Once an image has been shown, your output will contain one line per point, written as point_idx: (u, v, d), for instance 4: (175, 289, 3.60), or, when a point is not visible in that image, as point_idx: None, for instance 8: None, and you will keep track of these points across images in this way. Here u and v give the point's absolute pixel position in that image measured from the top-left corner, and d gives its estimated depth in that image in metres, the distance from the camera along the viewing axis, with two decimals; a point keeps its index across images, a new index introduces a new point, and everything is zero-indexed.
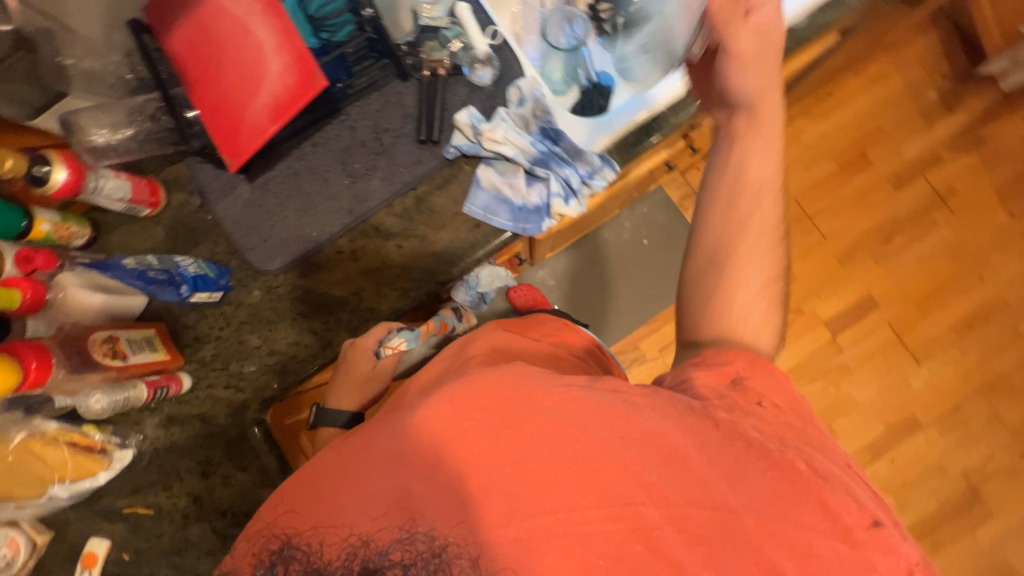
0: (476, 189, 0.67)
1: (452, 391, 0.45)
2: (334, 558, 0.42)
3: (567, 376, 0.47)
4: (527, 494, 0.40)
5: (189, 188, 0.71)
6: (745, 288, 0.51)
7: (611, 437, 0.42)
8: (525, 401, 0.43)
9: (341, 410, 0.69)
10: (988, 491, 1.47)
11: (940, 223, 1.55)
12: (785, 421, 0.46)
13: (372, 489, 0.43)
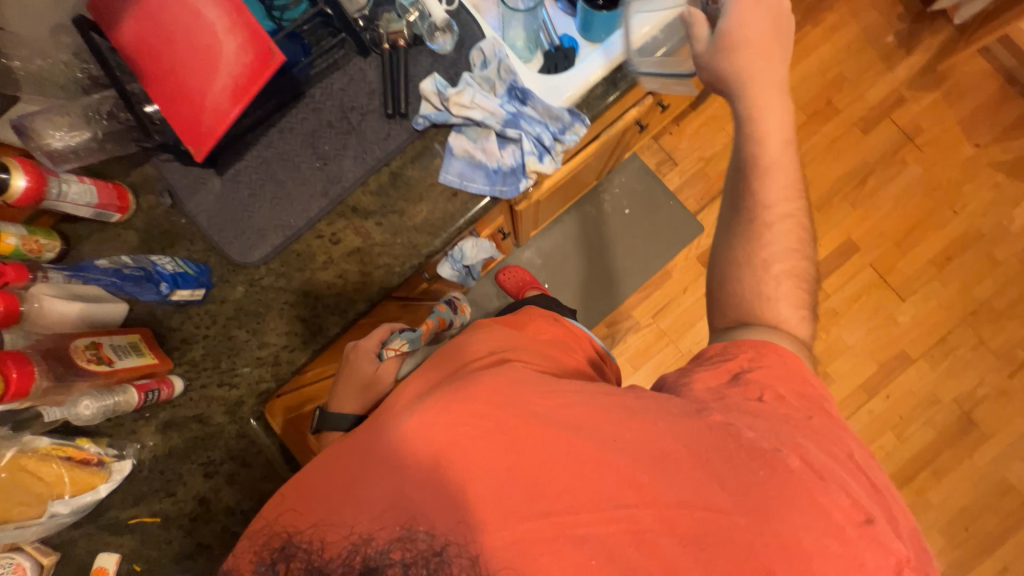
0: (449, 158, 0.67)
1: (446, 398, 0.47)
2: (335, 554, 0.46)
3: (560, 381, 0.49)
4: (522, 499, 0.43)
5: (158, 189, 0.70)
6: (765, 287, 0.55)
7: (605, 440, 0.44)
8: (515, 412, 0.46)
9: (343, 414, 0.67)
10: (981, 415, 1.52)
11: (909, 162, 1.58)
12: (784, 413, 0.47)
13: (372, 495, 0.46)
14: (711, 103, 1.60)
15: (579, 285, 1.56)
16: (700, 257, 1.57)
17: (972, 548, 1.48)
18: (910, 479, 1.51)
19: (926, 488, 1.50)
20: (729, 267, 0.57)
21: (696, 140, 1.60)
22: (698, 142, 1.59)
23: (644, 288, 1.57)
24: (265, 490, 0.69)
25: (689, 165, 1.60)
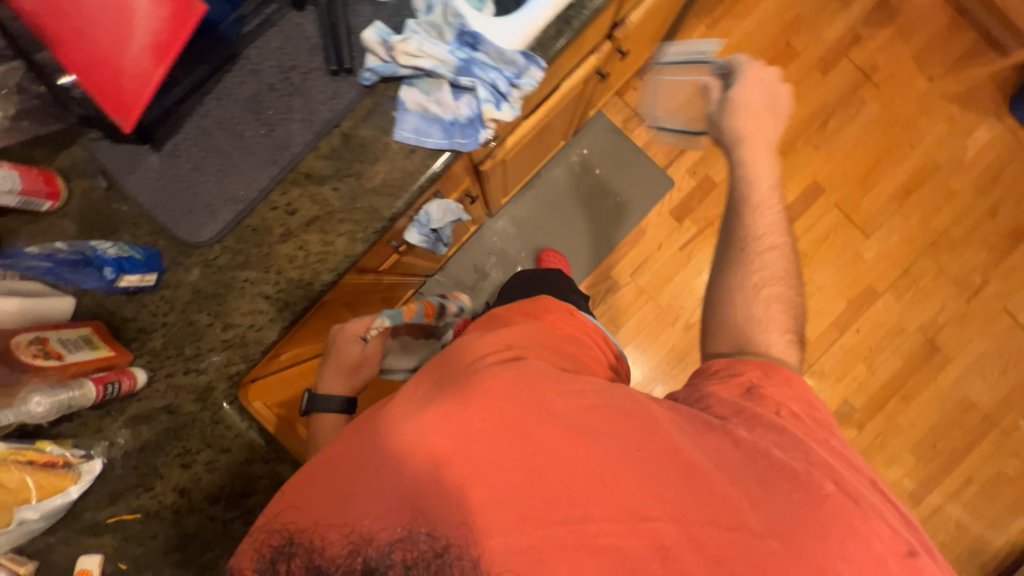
0: (403, 113, 0.64)
1: (462, 396, 0.48)
2: (336, 554, 0.45)
3: (578, 381, 0.51)
4: (536, 502, 0.44)
5: (90, 171, 0.65)
6: (757, 310, 0.62)
7: (620, 446, 0.46)
8: (532, 411, 0.47)
9: (330, 396, 0.72)
10: (943, 339, 1.60)
11: (868, 100, 1.61)
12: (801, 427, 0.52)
13: (377, 495, 0.46)
14: None
15: (555, 248, 1.56)
16: (673, 212, 1.58)
17: (939, 463, 1.58)
18: (880, 406, 1.59)
19: (896, 412, 1.59)
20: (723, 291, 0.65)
21: None
22: None
23: (620, 247, 1.57)
24: (247, 473, 0.66)
25: None
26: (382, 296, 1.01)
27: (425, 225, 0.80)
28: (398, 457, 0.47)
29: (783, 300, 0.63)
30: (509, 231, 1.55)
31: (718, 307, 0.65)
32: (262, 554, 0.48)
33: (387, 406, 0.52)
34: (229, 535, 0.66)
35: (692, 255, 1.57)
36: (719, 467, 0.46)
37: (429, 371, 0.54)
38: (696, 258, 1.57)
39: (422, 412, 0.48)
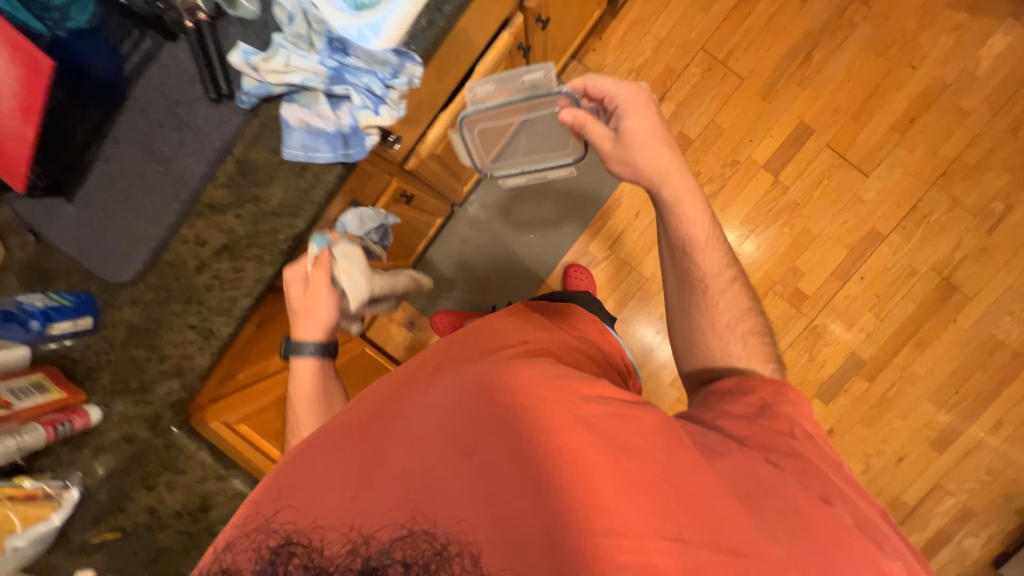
0: (288, 130, 0.63)
1: (487, 388, 0.50)
2: (336, 553, 0.40)
3: (602, 381, 0.51)
4: (558, 510, 0.43)
5: (21, 227, 0.69)
6: (732, 347, 0.66)
7: (647, 449, 0.45)
8: (551, 407, 0.47)
9: (302, 343, 0.72)
10: (962, 277, 1.46)
11: (858, 22, 1.44)
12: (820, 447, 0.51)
13: (394, 483, 0.46)
14: (631, 6, 1.48)
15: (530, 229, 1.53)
16: None
17: (963, 409, 1.48)
18: (894, 355, 1.49)
19: (911, 360, 1.49)
20: (696, 327, 0.69)
21: (623, 51, 1.49)
22: (624, 52, 1.49)
23: (596, 219, 1.52)
24: (203, 491, 0.73)
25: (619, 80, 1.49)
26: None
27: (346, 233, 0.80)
28: (427, 438, 0.49)
29: (752, 328, 0.67)
30: (480, 218, 1.53)
31: (692, 338, 0.69)
32: (254, 548, 0.44)
33: (418, 398, 0.55)
34: (197, 544, 0.74)
35: None
36: (664, 464, 0.45)
37: (444, 356, 0.60)
38: None
39: (455, 398, 0.51)
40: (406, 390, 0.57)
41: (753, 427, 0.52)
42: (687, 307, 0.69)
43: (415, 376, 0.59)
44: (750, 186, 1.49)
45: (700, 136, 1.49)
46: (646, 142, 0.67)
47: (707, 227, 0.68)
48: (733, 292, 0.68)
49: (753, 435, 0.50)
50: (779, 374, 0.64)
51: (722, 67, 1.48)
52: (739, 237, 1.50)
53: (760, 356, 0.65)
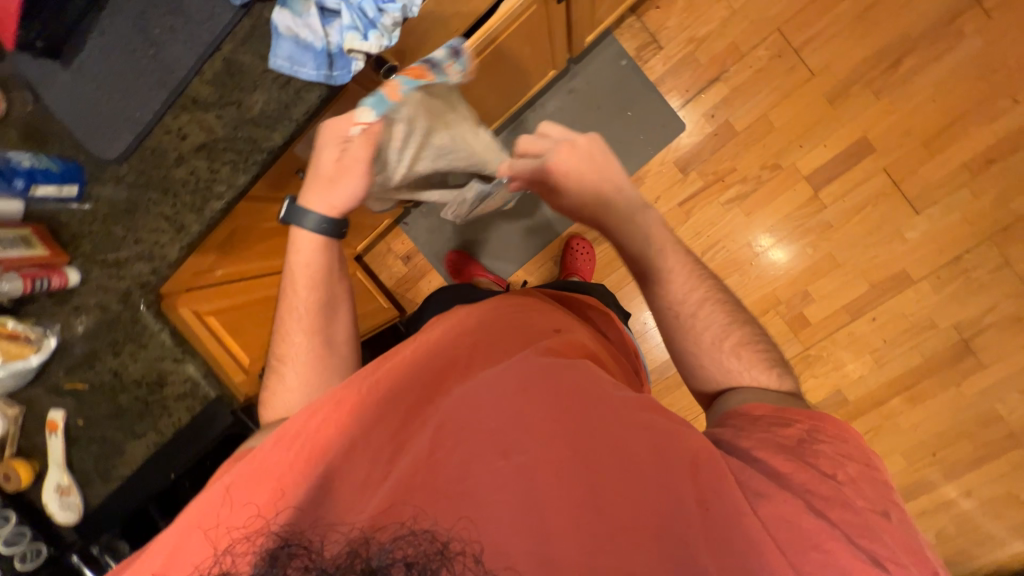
0: (276, 38, 0.60)
1: (522, 382, 0.55)
2: (337, 555, 0.41)
3: (621, 403, 0.55)
4: (584, 514, 0.47)
5: (22, 85, 0.71)
6: (731, 364, 0.66)
7: (666, 477, 0.49)
8: (575, 424, 0.52)
9: (307, 212, 0.67)
10: (982, 343, 1.36)
11: (967, 34, 1.25)
12: (858, 485, 0.50)
13: (426, 472, 0.49)
14: None
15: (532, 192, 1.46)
16: (679, 161, 1.40)
17: (936, 472, 1.43)
18: (881, 404, 1.43)
19: (897, 412, 1.43)
20: (688, 354, 0.69)
21: (689, 15, 1.34)
22: (690, 17, 1.34)
23: None
24: (162, 368, 0.78)
25: (676, 49, 1.36)
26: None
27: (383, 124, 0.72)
28: (455, 431, 0.52)
29: (740, 338, 0.68)
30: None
31: (692, 364, 0.69)
32: (254, 551, 0.45)
33: (444, 382, 0.60)
34: (150, 414, 0.79)
35: (691, 213, 1.42)
36: (680, 489, 0.49)
37: (475, 335, 0.66)
38: (695, 217, 1.42)
39: (492, 388, 0.55)
40: (426, 364, 0.62)
41: (797, 466, 0.51)
42: (670, 332, 0.71)
43: (434, 353, 0.63)
44: (785, 196, 1.38)
45: (746, 130, 1.36)
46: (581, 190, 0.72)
47: (660, 239, 0.72)
48: (709, 305, 0.69)
49: (795, 474, 0.50)
50: (784, 377, 0.65)
51: (794, 56, 1.32)
52: (760, 247, 1.41)
53: (761, 366, 0.65)
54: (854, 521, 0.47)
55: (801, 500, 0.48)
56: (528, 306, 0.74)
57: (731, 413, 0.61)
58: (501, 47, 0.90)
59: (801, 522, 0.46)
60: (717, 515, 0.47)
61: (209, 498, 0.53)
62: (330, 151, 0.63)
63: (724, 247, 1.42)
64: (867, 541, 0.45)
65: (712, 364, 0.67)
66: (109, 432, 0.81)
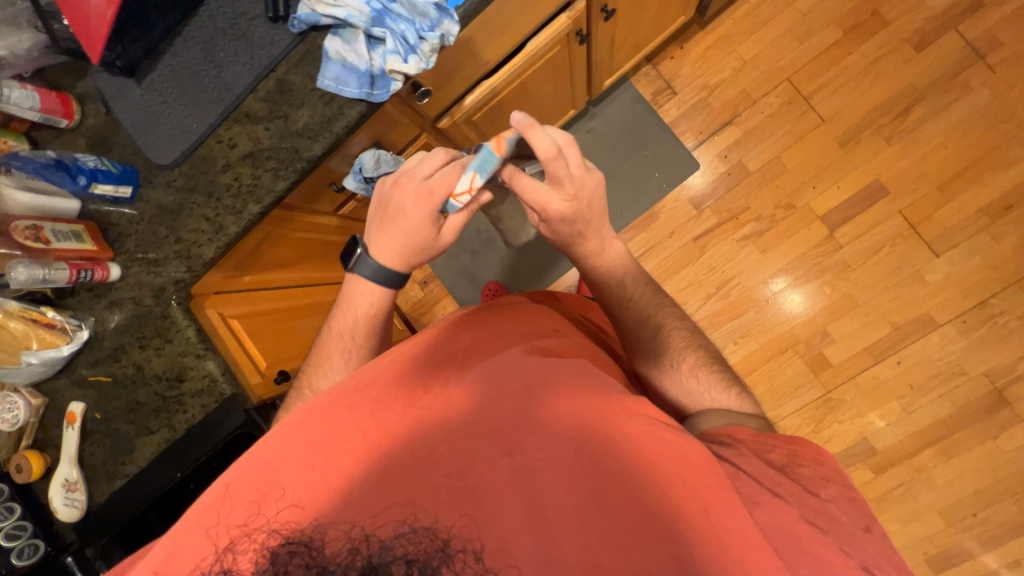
0: (326, 62, 0.67)
1: (527, 387, 0.56)
2: (337, 552, 0.42)
3: (623, 406, 0.55)
4: (587, 511, 0.47)
5: (97, 99, 0.79)
6: (696, 389, 0.71)
7: (673, 479, 0.49)
8: (580, 425, 0.52)
9: (378, 266, 0.65)
10: (1017, 393, 1.30)
11: (974, 86, 1.30)
12: (839, 503, 0.54)
13: (430, 469, 0.49)
14: (724, 20, 1.42)
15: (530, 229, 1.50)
16: (693, 198, 1.44)
17: (979, 536, 1.31)
18: (912, 455, 1.34)
19: (931, 466, 1.33)
20: (659, 381, 0.73)
21: (702, 65, 1.43)
22: (703, 67, 1.43)
23: (629, 229, 1.47)
24: (183, 362, 0.80)
25: (690, 95, 1.44)
26: (334, 238, 1.10)
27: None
28: (458, 429, 0.53)
29: (702, 362, 0.73)
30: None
31: (663, 391, 0.74)
32: (254, 549, 0.45)
33: (442, 374, 0.59)
34: (167, 409, 0.81)
35: (706, 249, 1.44)
36: (686, 490, 0.48)
37: (477, 332, 0.66)
38: (709, 253, 1.43)
39: (491, 385, 0.56)
40: (426, 360, 0.61)
41: (787, 478, 0.55)
42: (637, 353, 0.75)
43: (435, 350, 0.63)
44: (800, 234, 1.39)
45: (760, 171, 1.41)
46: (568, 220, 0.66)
47: (623, 268, 0.76)
48: (672, 331, 0.75)
49: (783, 485, 0.54)
50: (742, 395, 0.71)
51: (804, 103, 1.38)
52: (773, 290, 1.40)
53: (723, 388, 0.71)
54: (842, 532, 0.50)
55: (797, 510, 0.51)
56: (527, 310, 0.76)
57: (712, 433, 0.65)
58: (526, 83, 0.97)
59: (796, 530, 0.48)
60: (719, 519, 0.47)
61: (208, 496, 0.51)
62: (424, 219, 0.61)
63: (738, 284, 1.42)
64: (855, 548, 0.49)
65: (681, 391, 0.72)
66: (122, 428, 0.83)
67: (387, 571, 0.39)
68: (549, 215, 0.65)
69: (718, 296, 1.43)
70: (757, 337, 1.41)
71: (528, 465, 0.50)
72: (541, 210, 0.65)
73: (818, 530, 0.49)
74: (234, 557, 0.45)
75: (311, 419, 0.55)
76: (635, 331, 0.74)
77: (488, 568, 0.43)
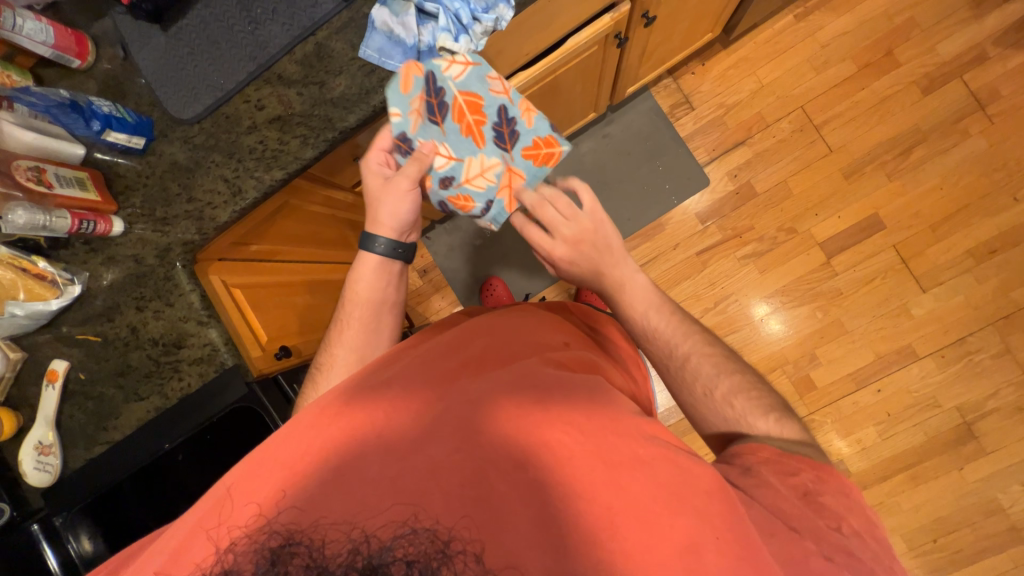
0: (371, 32, 0.66)
1: (544, 399, 0.55)
2: (337, 552, 0.40)
3: (641, 427, 0.54)
4: (600, 528, 0.46)
5: (114, 42, 0.74)
6: (730, 414, 0.64)
7: (689, 510, 0.47)
8: (601, 440, 0.51)
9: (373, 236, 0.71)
10: (984, 428, 1.36)
11: (972, 134, 1.37)
12: (868, 547, 0.50)
13: (443, 476, 0.47)
14: (746, 42, 1.45)
15: None
16: (698, 213, 1.47)
17: (939, 561, 1.36)
18: (882, 480, 1.39)
19: (899, 491, 1.38)
20: (691, 405, 0.68)
21: (721, 84, 1.46)
22: (722, 85, 1.46)
23: (634, 237, 1.49)
24: (183, 329, 0.77)
25: (706, 111, 1.46)
26: (344, 217, 1.07)
27: (394, 111, 0.64)
28: (471, 436, 0.51)
29: (736, 385, 0.65)
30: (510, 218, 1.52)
31: (697, 417, 0.68)
32: (253, 549, 0.42)
33: (453, 382, 0.58)
34: (160, 376, 0.78)
35: (707, 264, 1.46)
36: (699, 517, 0.47)
37: (490, 340, 0.67)
38: (710, 268, 1.46)
39: (506, 392, 0.55)
40: (439, 366, 0.61)
41: (808, 507, 0.51)
42: (663, 376, 0.71)
43: (448, 356, 0.63)
44: (798, 259, 1.43)
45: (766, 193, 1.44)
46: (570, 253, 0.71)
47: (644, 292, 0.71)
48: (697, 348, 0.68)
49: (805, 520, 0.50)
50: (785, 416, 0.62)
51: (814, 132, 1.43)
52: (759, 315, 1.44)
53: (760, 411, 0.63)
54: (858, 573, 0.47)
55: (810, 545, 0.48)
56: (543, 321, 0.75)
57: (734, 452, 0.60)
58: (558, 80, 0.97)
59: (812, 565, 0.46)
60: (733, 549, 0.45)
61: (210, 499, 0.50)
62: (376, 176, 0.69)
63: (730, 303, 1.45)
64: None
65: (713, 416, 0.66)
66: (108, 392, 0.78)
67: (386, 572, 0.37)
68: (555, 259, 0.72)
69: (715, 311, 1.45)
70: (747, 355, 1.44)
71: (541, 475, 0.49)
72: (548, 256, 0.72)
73: (830, 569, 0.46)
74: (233, 558, 0.42)
75: (318, 426, 0.53)
76: (655, 355, 0.70)
77: (489, 568, 0.42)
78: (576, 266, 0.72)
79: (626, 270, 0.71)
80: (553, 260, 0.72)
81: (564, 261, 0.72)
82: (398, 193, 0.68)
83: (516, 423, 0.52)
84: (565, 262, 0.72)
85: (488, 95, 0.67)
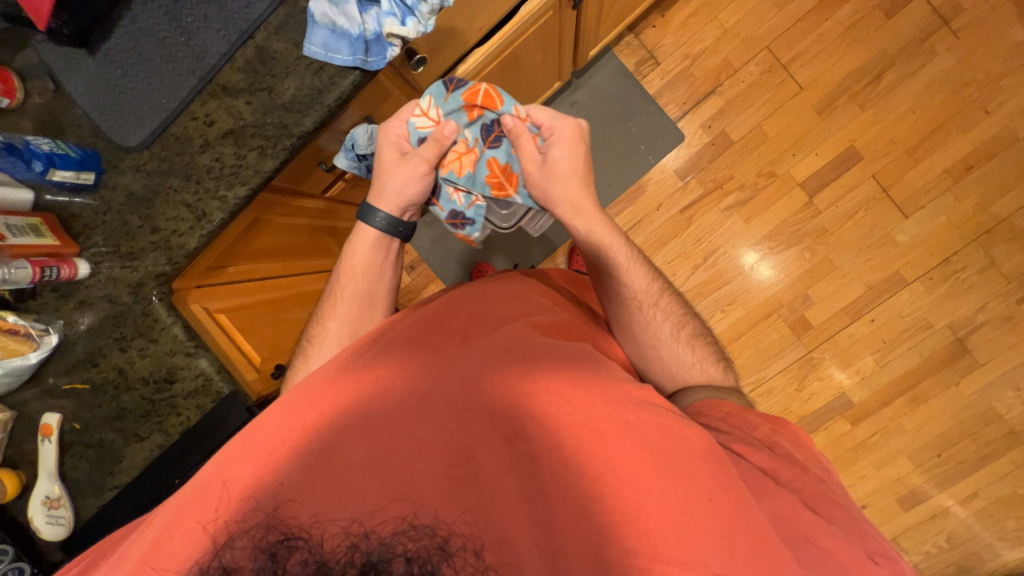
0: (312, 26, 0.62)
1: (532, 368, 0.55)
2: (336, 548, 0.41)
3: (631, 392, 0.55)
4: (594, 496, 0.47)
5: (42, 73, 0.70)
6: (686, 358, 0.70)
7: (678, 476, 0.48)
8: (591, 406, 0.51)
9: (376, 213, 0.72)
10: (977, 342, 1.39)
11: (939, 51, 1.36)
12: (840, 497, 0.54)
13: (432, 457, 0.48)
14: None
15: None
16: (677, 169, 1.45)
17: (944, 473, 1.41)
18: (884, 406, 1.43)
19: (901, 413, 1.42)
20: (651, 351, 0.71)
21: (684, 34, 1.42)
22: (685, 36, 1.42)
23: (616, 203, 1.47)
24: (171, 362, 0.76)
25: (672, 64, 1.43)
26: (320, 224, 1.04)
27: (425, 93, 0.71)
28: (461, 413, 0.52)
29: (694, 335, 0.72)
30: None
31: (648, 363, 0.72)
32: (251, 546, 0.42)
33: (438, 357, 0.58)
34: (156, 413, 0.76)
35: (693, 220, 1.45)
36: (688, 483, 0.48)
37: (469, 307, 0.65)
38: (696, 224, 1.45)
39: (496, 372, 0.55)
40: (428, 344, 0.60)
41: (782, 462, 0.56)
42: (629, 323, 0.72)
43: (432, 331, 0.62)
44: (781, 203, 1.43)
45: (742, 139, 1.43)
46: (562, 176, 0.71)
47: (622, 242, 0.73)
48: (663, 298, 0.73)
49: (785, 473, 0.54)
50: (726, 370, 0.71)
51: (783, 71, 1.41)
52: (749, 263, 1.45)
53: (707, 361, 0.71)
54: (830, 507, 0.51)
55: (797, 498, 0.51)
56: (525, 282, 0.74)
57: (697, 406, 0.65)
58: (516, 52, 0.93)
59: (801, 521, 0.49)
60: (722, 508, 0.47)
61: (201, 490, 0.48)
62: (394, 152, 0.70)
63: (719, 257, 1.45)
64: (857, 535, 0.49)
65: (667, 360, 0.70)
66: (107, 436, 0.76)
67: (386, 568, 0.38)
68: (549, 161, 0.70)
69: (704, 266, 1.45)
70: (742, 304, 1.45)
71: (531, 451, 0.49)
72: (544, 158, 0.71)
73: (802, 506, 0.50)
74: (230, 553, 0.42)
75: (307, 414, 0.53)
76: (626, 293, 0.71)
77: (490, 565, 0.42)
78: (562, 182, 0.71)
79: (603, 215, 0.74)
80: (555, 153, 0.70)
81: (556, 162, 0.70)
82: (409, 171, 0.70)
83: (512, 406, 0.52)
84: (560, 169, 0.71)
85: (511, 106, 0.71)
